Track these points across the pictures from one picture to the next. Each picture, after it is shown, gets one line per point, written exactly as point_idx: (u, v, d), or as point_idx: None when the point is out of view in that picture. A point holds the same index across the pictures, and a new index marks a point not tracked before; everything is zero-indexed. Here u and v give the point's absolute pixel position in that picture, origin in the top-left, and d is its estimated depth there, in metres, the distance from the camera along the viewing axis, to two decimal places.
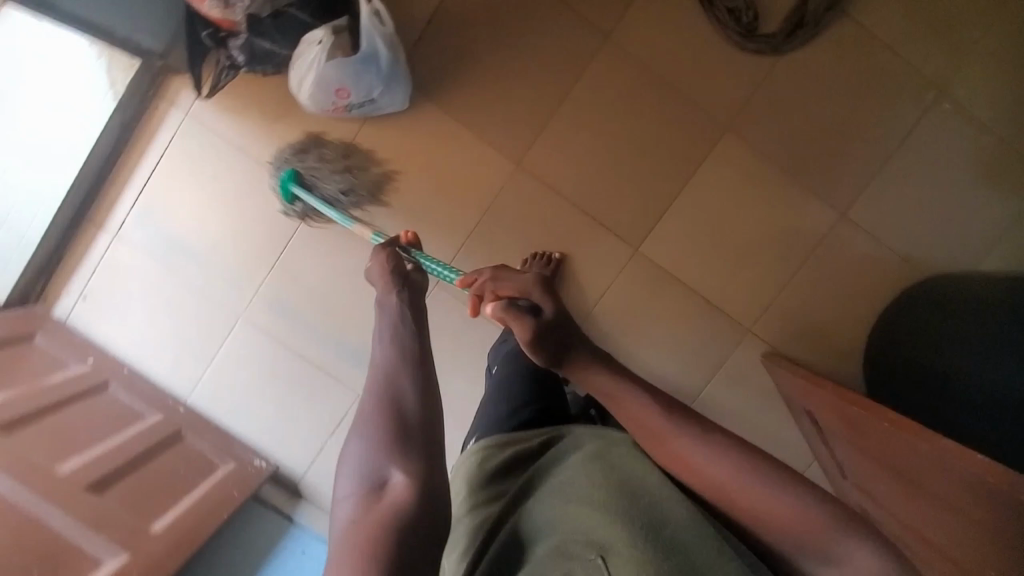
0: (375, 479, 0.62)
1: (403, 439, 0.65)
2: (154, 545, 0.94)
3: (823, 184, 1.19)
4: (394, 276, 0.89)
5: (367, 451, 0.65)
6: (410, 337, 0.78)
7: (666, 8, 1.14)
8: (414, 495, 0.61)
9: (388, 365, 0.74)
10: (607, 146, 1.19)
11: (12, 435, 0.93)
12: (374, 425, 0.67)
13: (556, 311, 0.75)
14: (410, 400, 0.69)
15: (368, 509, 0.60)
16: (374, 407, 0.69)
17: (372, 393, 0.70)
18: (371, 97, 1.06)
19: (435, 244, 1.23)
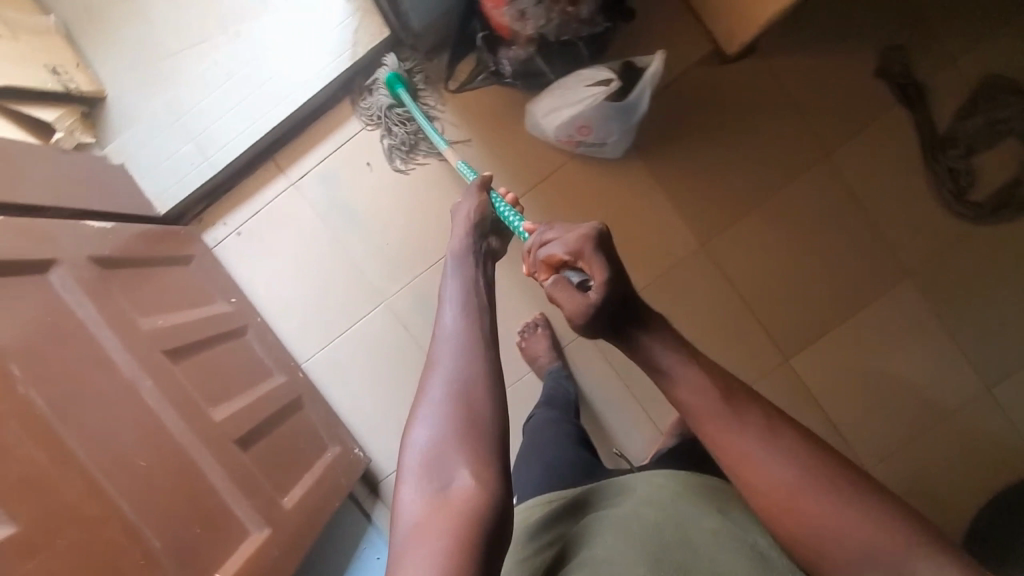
0: (441, 475, 0.58)
1: (473, 423, 0.62)
2: (285, 523, 0.87)
3: (981, 353, 1.20)
4: (468, 239, 0.89)
5: (435, 442, 0.61)
6: (482, 314, 0.74)
7: (891, 145, 1.17)
8: (483, 500, 0.56)
9: (461, 342, 0.69)
10: (794, 253, 1.20)
11: (179, 362, 0.89)
12: (446, 414, 0.62)
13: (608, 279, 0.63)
14: (476, 388, 0.64)
15: (433, 510, 0.56)
16: (443, 392, 0.64)
17: (443, 377, 0.65)
18: (603, 142, 1.05)
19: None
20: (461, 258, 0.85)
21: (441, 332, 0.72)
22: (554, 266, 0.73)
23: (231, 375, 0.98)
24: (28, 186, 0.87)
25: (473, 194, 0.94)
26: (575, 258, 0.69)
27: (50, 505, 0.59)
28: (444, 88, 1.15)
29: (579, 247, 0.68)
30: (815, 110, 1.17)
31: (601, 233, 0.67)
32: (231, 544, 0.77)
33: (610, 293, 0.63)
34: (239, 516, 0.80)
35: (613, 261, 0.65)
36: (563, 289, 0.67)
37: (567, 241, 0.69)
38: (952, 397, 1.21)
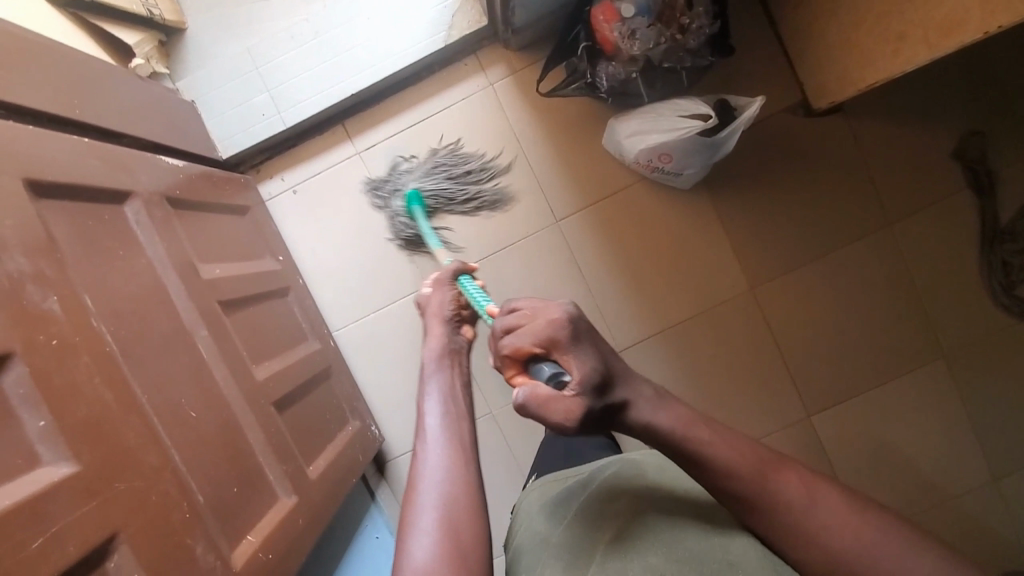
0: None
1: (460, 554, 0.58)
2: (308, 493, 0.86)
3: (996, 445, 1.20)
4: (447, 326, 0.82)
5: (420, 571, 0.56)
6: (467, 429, 0.70)
7: (952, 226, 1.18)
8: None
9: (450, 457, 0.65)
10: (836, 313, 1.21)
11: (230, 314, 0.88)
12: (434, 540, 0.58)
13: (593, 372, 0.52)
14: (462, 511, 0.61)
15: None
16: (432, 518, 0.60)
17: (432, 498, 0.61)
18: (680, 172, 1.07)
19: (642, 312, 1.21)
20: (441, 351, 0.79)
21: (424, 446, 0.67)
22: (517, 363, 0.56)
23: (272, 335, 0.97)
24: (105, 108, 0.85)
25: (439, 283, 0.87)
26: (551, 350, 0.54)
27: (113, 445, 0.58)
28: (537, 90, 1.16)
29: (556, 334, 0.54)
30: (885, 179, 1.18)
31: (579, 313, 0.55)
32: (261, 508, 0.76)
33: (595, 386, 0.52)
34: (270, 480, 0.79)
35: (592, 348, 0.54)
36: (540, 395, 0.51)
37: (534, 329, 0.54)
38: (962, 483, 1.22)
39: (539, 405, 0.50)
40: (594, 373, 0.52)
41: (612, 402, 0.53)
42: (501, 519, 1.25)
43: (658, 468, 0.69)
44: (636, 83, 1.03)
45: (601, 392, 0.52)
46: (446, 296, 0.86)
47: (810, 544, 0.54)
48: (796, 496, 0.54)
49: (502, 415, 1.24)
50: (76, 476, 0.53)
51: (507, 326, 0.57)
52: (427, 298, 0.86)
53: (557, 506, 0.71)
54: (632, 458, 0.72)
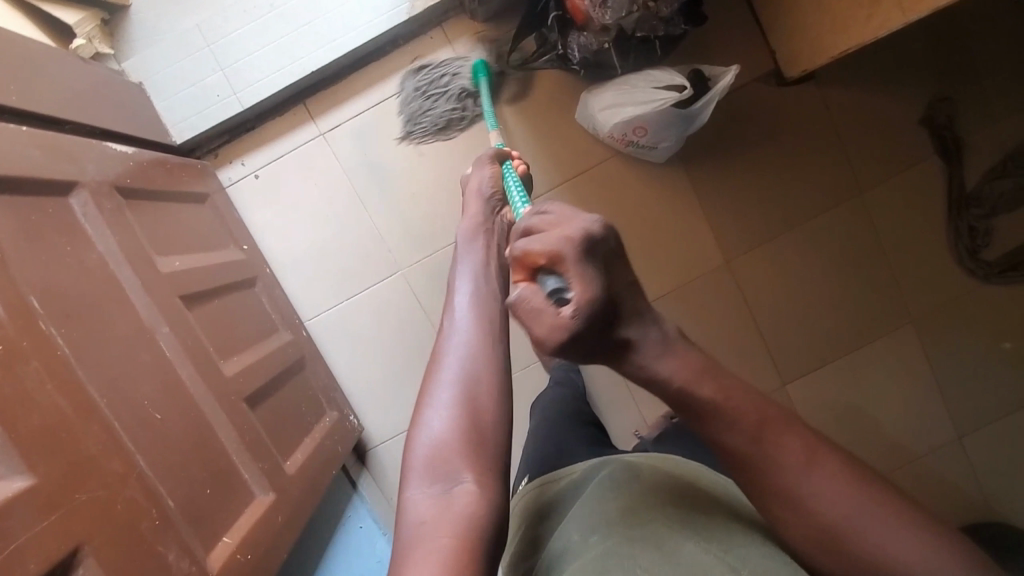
0: (446, 475, 0.58)
1: (479, 428, 0.61)
2: (289, 487, 0.84)
3: (959, 404, 1.25)
4: (485, 207, 0.87)
5: (442, 444, 0.59)
6: (496, 309, 0.73)
7: (920, 193, 1.19)
8: (487, 504, 0.56)
9: (475, 336, 0.68)
10: (810, 282, 1.22)
11: (193, 309, 0.85)
12: (455, 418, 0.61)
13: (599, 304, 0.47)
14: (484, 385, 0.64)
15: (441, 512, 0.55)
16: (453, 392, 0.63)
17: (453, 378, 0.64)
18: (654, 146, 1.05)
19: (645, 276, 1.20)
20: (471, 242, 0.83)
21: (452, 331, 0.69)
22: (525, 268, 0.52)
23: (241, 328, 0.94)
24: (44, 93, 0.79)
25: (484, 160, 0.93)
26: (564, 261, 0.49)
27: (73, 454, 0.55)
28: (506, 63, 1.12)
29: (568, 250, 0.49)
30: (856, 150, 1.18)
31: (603, 234, 0.50)
32: (238, 507, 0.73)
33: (596, 315, 0.47)
34: (245, 480, 0.76)
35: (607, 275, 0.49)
36: (527, 309, 0.49)
37: (548, 241, 0.51)
38: (929, 441, 1.26)
39: (527, 306, 0.49)
40: (598, 300, 0.48)
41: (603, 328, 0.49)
42: None
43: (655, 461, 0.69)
44: (609, 54, 1.00)
45: (591, 326, 0.48)
46: (485, 175, 0.91)
47: (821, 520, 0.50)
48: (792, 469, 0.51)
49: None
50: (35, 489, 0.50)
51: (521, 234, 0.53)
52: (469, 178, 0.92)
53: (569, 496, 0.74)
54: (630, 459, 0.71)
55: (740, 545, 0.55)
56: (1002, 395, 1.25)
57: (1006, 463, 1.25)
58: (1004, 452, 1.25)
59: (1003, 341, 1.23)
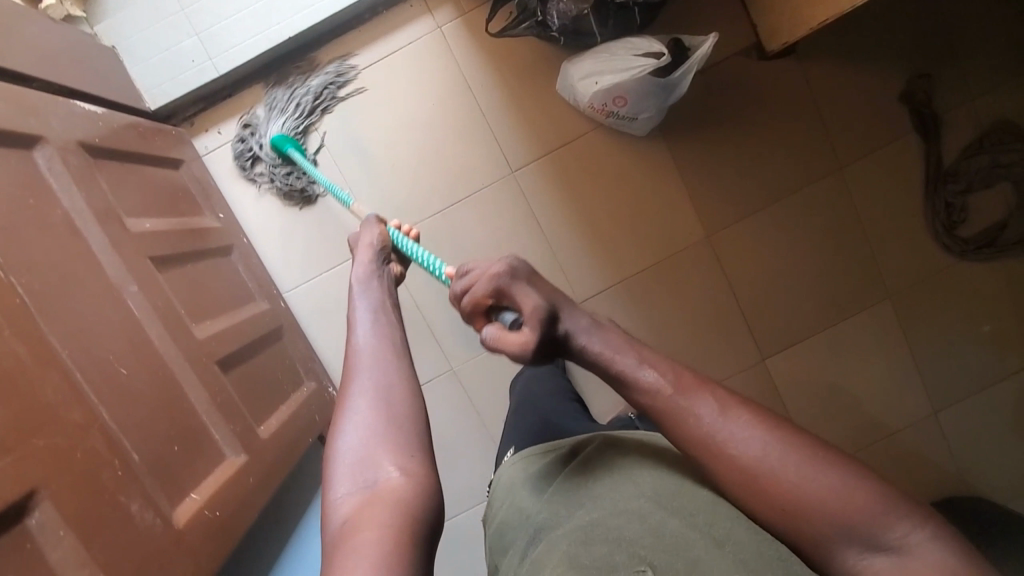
0: (369, 475, 0.54)
1: (399, 430, 0.57)
2: (263, 449, 0.84)
3: (932, 379, 1.27)
4: (376, 256, 0.81)
5: (361, 451, 0.56)
6: (396, 323, 0.70)
7: (898, 169, 1.20)
8: (416, 497, 0.53)
9: (381, 344, 0.65)
10: (789, 258, 1.22)
11: (163, 270, 0.84)
12: (371, 423, 0.58)
13: (542, 312, 0.54)
14: (395, 385, 0.61)
15: (367, 512, 0.51)
16: (366, 397, 0.59)
17: (365, 386, 0.60)
18: (634, 117, 1.05)
19: (585, 274, 1.20)
20: (369, 275, 0.78)
21: (354, 348, 0.66)
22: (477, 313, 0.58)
23: (215, 293, 0.93)
24: (10, 47, 0.78)
25: (373, 223, 0.86)
26: (504, 290, 0.56)
27: (31, 400, 0.54)
28: (485, 31, 1.11)
29: (502, 282, 0.56)
30: (836, 124, 1.19)
31: (518, 259, 0.57)
32: (210, 464, 0.73)
33: (543, 320, 0.54)
34: (215, 439, 0.76)
35: (539, 288, 0.57)
36: (501, 341, 0.54)
37: (480, 281, 0.57)
38: (902, 415, 1.28)
39: (495, 338, 0.54)
40: (543, 309, 0.55)
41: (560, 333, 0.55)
42: (468, 473, 1.25)
43: (643, 440, 0.67)
44: (587, 21, 0.99)
45: (551, 332, 0.55)
46: (373, 230, 0.84)
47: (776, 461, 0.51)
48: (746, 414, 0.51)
49: (464, 371, 1.23)
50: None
51: (459, 287, 0.59)
52: (357, 235, 0.84)
53: (542, 470, 0.72)
54: (617, 437, 0.68)
55: (727, 520, 0.55)
56: (972, 368, 1.27)
57: (975, 434, 1.29)
58: (971, 423, 1.29)
59: (975, 316, 1.26)
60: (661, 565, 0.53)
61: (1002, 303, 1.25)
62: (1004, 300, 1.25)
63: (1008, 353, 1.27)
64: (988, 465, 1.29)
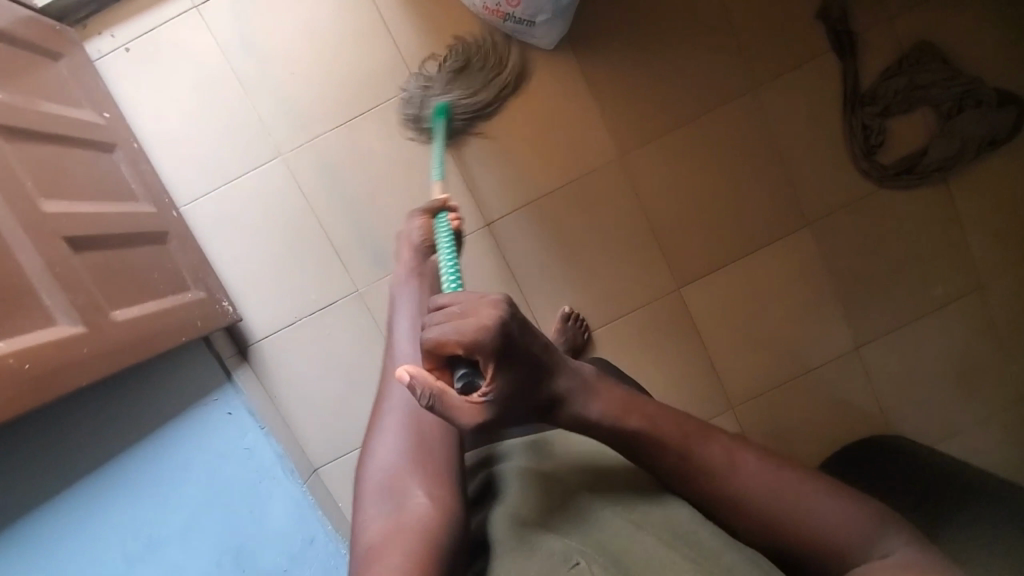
0: (400, 493, 0.65)
1: (426, 451, 0.68)
2: (112, 329, 0.81)
3: (853, 312, 1.24)
4: (418, 254, 0.91)
5: (393, 468, 0.67)
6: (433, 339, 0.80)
7: (814, 91, 1.18)
8: (440, 514, 0.63)
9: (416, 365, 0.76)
10: (705, 182, 1.20)
11: (14, 142, 0.81)
12: (402, 441, 0.69)
13: (507, 393, 0.55)
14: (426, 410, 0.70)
15: (397, 525, 0.62)
16: (399, 416, 0.71)
17: (397, 406, 0.71)
18: (532, 20, 1.03)
19: (494, 194, 1.19)
20: (409, 275, 0.90)
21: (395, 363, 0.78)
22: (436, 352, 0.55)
23: (84, 181, 0.90)
24: None
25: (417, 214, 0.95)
26: (474, 355, 0.53)
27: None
28: None
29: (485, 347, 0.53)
30: (751, 43, 1.16)
31: (513, 332, 0.54)
32: (28, 327, 0.70)
33: (504, 399, 0.56)
34: (46, 304, 0.73)
35: (515, 365, 0.55)
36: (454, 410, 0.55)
37: (464, 336, 0.53)
38: (822, 348, 1.25)
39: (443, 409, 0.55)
40: (507, 387, 0.55)
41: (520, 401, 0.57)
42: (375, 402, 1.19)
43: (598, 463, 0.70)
44: None
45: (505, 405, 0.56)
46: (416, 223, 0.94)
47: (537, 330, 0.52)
48: None
49: (370, 294, 1.17)
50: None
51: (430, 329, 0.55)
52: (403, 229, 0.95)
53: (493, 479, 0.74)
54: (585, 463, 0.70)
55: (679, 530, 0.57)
56: (893, 301, 1.24)
57: (895, 370, 1.25)
58: (891, 360, 1.25)
59: (896, 247, 1.23)
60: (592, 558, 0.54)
61: (923, 233, 1.22)
62: (925, 230, 1.22)
63: (930, 286, 1.24)
64: (907, 403, 1.26)
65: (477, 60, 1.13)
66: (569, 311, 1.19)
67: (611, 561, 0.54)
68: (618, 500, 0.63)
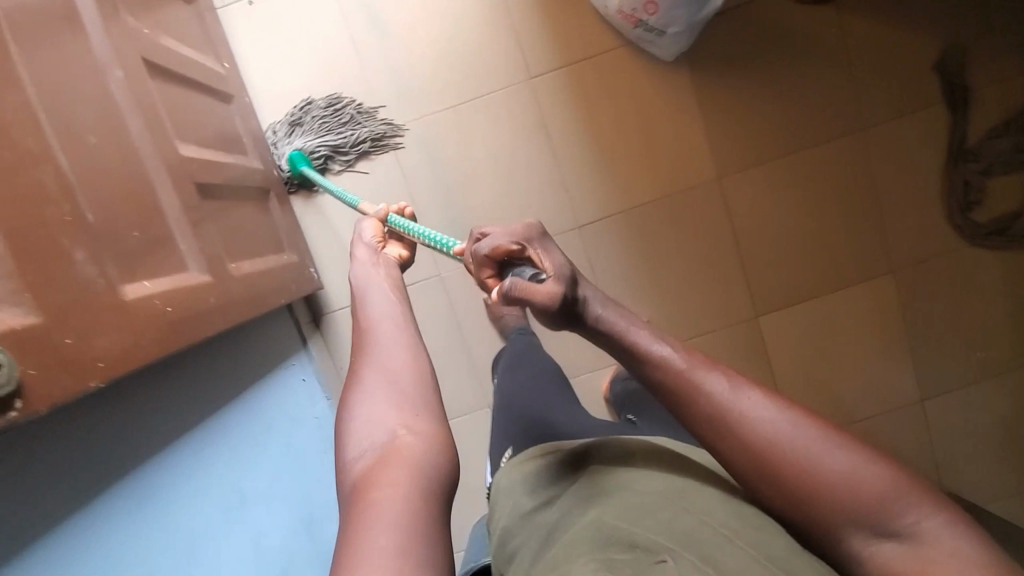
0: (382, 432, 0.57)
1: (409, 398, 0.60)
2: (230, 282, 0.79)
3: (924, 364, 1.24)
4: (370, 251, 0.84)
5: (374, 400, 0.59)
6: (404, 305, 0.73)
7: (920, 140, 1.17)
8: (424, 451, 0.55)
9: (387, 326, 0.68)
10: (798, 214, 1.19)
11: (157, 80, 0.79)
12: (380, 391, 0.60)
13: (567, 277, 0.57)
14: (401, 360, 0.63)
15: (384, 464, 0.53)
16: (371, 369, 0.62)
17: (373, 361, 0.63)
18: (664, 30, 1.02)
19: (590, 197, 1.17)
20: (371, 259, 0.82)
21: (364, 333, 0.68)
22: (490, 262, 0.60)
23: (207, 128, 0.89)
24: None
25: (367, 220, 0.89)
26: (525, 248, 0.59)
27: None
28: None
29: (529, 237, 0.60)
30: (866, 84, 1.16)
31: (541, 228, 0.61)
32: (167, 269, 0.68)
33: (566, 280, 0.57)
34: (179, 248, 0.71)
35: (558, 254, 0.60)
36: (527, 287, 0.53)
37: (511, 230, 0.60)
38: (887, 397, 1.25)
39: (523, 286, 0.53)
40: (563, 268, 0.58)
41: (578, 298, 0.57)
42: None
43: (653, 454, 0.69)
44: None
45: (571, 293, 0.56)
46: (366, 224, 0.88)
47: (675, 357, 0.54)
48: None
49: (450, 278, 1.22)
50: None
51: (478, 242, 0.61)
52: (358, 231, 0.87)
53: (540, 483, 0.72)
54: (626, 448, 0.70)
55: (782, 547, 0.53)
56: (965, 359, 1.24)
57: (957, 427, 1.25)
58: (955, 417, 1.25)
59: (978, 306, 1.22)
60: (679, 554, 0.52)
61: (1008, 296, 1.22)
62: (1011, 293, 1.21)
63: (1005, 350, 1.23)
64: (963, 461, 1.26)
65: (347, 104, 1.11)
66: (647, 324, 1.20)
67: (701, 560, 0.52)
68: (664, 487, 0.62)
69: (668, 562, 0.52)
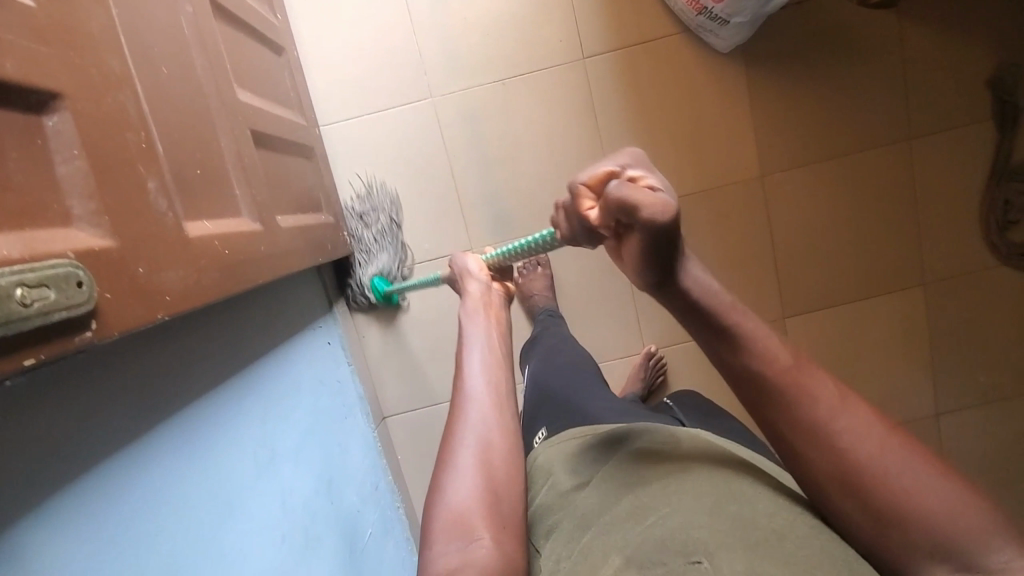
0: (465, 533, 0.57)
1: (495, 493, 0.61)
2: (277, 234, 0.78)
3: (945, 381, 1.24)
4: (482, 288, 0.85)
5: (463, 506, 0.59)
6: (507, 376, 0.73)
7: (966, 155, 1.17)
8: (504, 562, 0.56)
9: (489, 400, 0.68)
10: (835, 220, 1.19)
11: (220, 21, 0.78)
12: (472, 477, 0.61)
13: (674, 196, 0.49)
14: (499, 448, 0.64)
15: (465, 567, 0.55)
16: (472, 451, 0.63)
17: (472, 440, 0.64)
18: (727, 20, 1.01)
19: None
20: (476, 306, 0.82)
21: (464, 399, 0.68)
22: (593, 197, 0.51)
23: (261, 76, 0.87)
24: None
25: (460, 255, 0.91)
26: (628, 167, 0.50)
27: (71, 12, 0.47)
28: None
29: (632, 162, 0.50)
30: (917, 94, 1.15)
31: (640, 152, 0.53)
32: (223, 211, 0.66)
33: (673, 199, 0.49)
34: (233, 193, 0.70)
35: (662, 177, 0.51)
36: (631, 194, 0.45)
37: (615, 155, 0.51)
38: (904, 410, 1.26)
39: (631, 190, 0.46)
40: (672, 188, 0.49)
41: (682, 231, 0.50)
42: None
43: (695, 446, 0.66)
44: None
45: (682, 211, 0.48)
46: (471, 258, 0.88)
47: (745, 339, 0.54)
48: None
49: None
50: (21, 5, 0.42)
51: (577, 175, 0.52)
52: (459, 261, 0.89)
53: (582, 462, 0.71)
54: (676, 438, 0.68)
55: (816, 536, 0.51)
56: (988, 379, 1.24)
57: (971, 445, 1.26)
58: (970, 434, 1.26)
59: (1006, 327, 1.22)
60: (716, 551, 0.51)
61: None
62: None
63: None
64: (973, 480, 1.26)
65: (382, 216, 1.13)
66: (654, 350, 1.22)
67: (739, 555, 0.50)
68: (714, 482, 0.59)
69: (703, 563, 0.50)
